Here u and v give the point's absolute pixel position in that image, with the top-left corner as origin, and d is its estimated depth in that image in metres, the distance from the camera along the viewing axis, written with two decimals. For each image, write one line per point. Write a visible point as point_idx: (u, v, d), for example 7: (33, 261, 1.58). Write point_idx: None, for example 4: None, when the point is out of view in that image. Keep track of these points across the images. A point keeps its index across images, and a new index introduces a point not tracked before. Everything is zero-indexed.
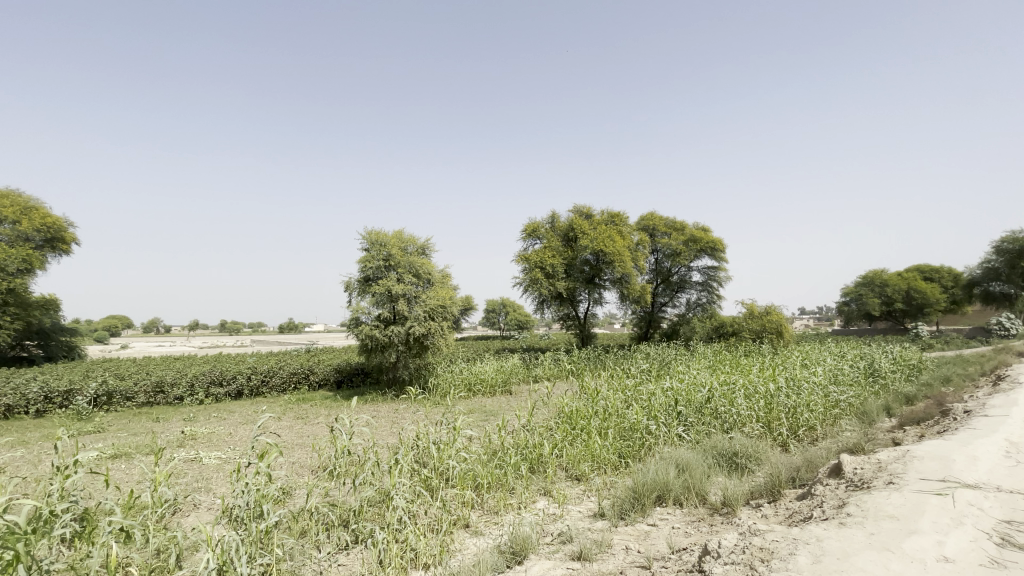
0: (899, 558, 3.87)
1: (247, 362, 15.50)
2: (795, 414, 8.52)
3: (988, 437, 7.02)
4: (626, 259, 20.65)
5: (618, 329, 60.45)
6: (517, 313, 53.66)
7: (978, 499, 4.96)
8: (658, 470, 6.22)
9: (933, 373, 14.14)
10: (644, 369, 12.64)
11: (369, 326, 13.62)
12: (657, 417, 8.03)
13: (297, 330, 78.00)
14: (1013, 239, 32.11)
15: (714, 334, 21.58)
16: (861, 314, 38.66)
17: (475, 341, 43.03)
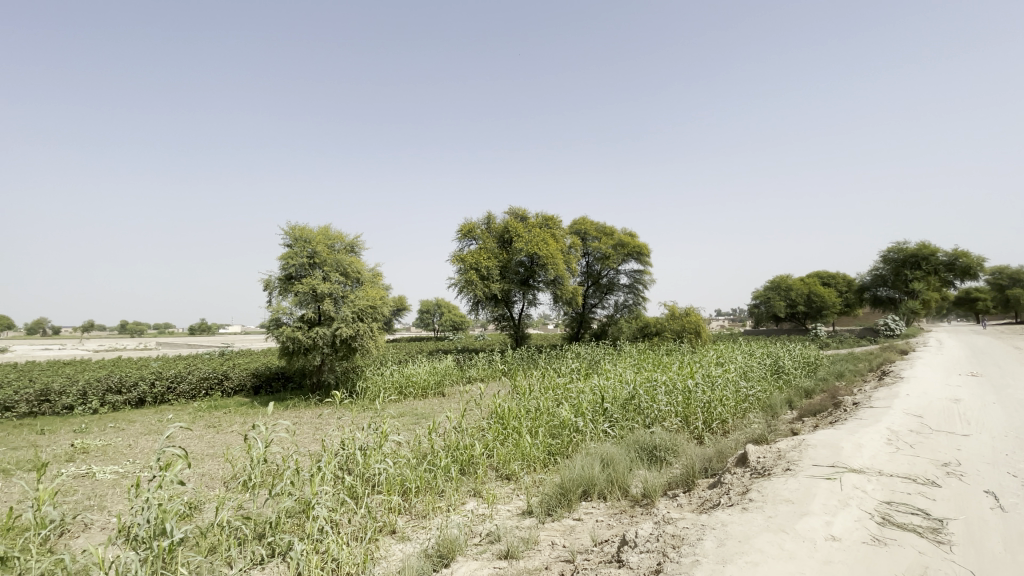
0: (791, 538, 4.14)
1: (152, 367, 14.09)
2: (710, 409, 8.98)
3: (871, 426, 7.73)
4: (559, 262, 20.89)
5: (552, 330, 61.66)
6: (452, 314, 53.07)
7: (861, 480, 5.41)
8: (583, 466, 6.29)
9: (829, 370, 15.62)
10: (575, 368, 12.82)
11: (291, 327, 12.74)
12: (585, 414, 8.13)
13: (211, 332, 72.46)
14: (899, 250, 36.39)
15: (640, 335, 22.40)
16: (769, 316, 41.98)
17: (407, 343, 42.08)
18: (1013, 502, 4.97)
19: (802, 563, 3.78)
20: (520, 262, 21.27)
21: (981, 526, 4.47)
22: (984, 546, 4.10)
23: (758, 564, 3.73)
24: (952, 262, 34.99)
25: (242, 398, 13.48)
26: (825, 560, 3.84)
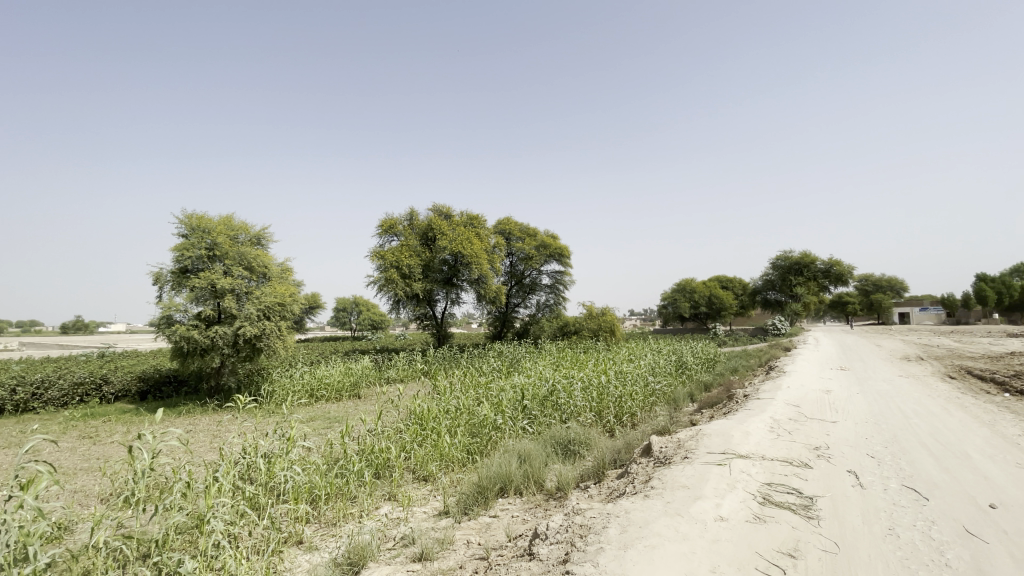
0: (686, 521, 4.40)
1: (12, 371, 12.13)
2: (621, 404, 9.41)
3: (758, 415, 8.49)
4: (484, 261, 20.83)
5: (475, 329, 61.66)
6: (370, 312, 51.16)
7: (747, 465, 5.88)
8: (500, 463, 6.27)
9: (725, 365, 17.03)
10: (496, 368, 12.81)
11: (186, 326, 11.57)
12: (505, 412, 8.11)
13: (88, 330, 63.90)
14: (785, 257, 40.48)
15: (560, 334, 22.90)
16: (676, 316, 44.94)
17: (322, 343, 39.92)
18: (870, 480, 5.60)
19: (694, 543, 4.02)
20: (444, 260, 20.84)
21: (844, 501, 4.98)
22: (847, 520, 4.57)
23: (655, 546, 3.92)
24: (828, 269, 39.55)
25: (126, 404, 12.02)
26: (714, 539, 4.12)
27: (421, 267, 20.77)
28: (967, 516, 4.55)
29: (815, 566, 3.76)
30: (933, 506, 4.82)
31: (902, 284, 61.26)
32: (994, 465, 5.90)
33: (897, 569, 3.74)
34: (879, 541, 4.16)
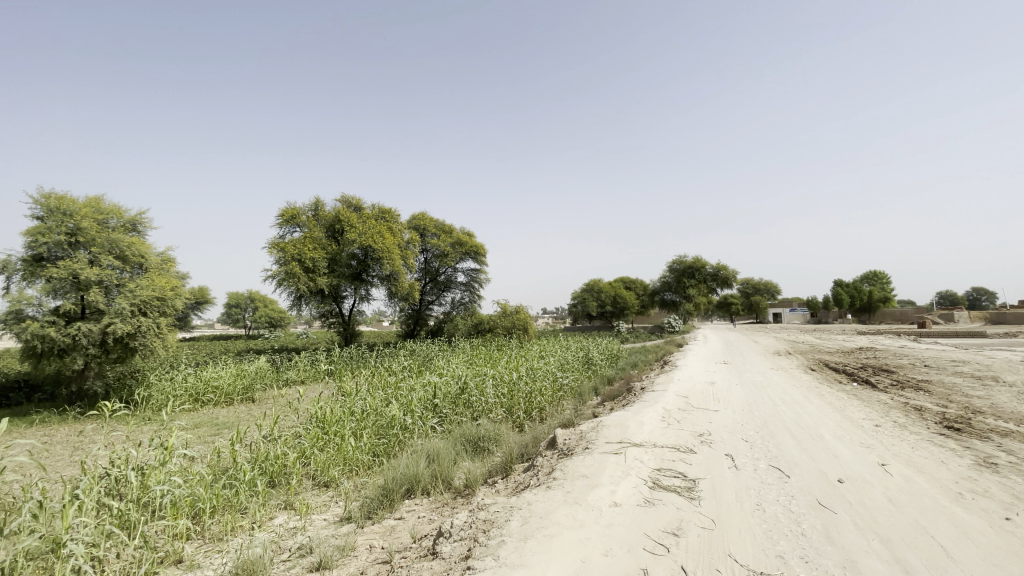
0: (584, 508, 4.57)
1: None
2: (530, 399, 9.59)
3: (652, 407, 9.11)
4: (395, 256, 19.85)
5: (386, 327, 59.69)
6: (269, 309, 47.45)
7: (640, 452, 6.26)
8: (408, 463, 6.00)
9: (627, 361, 18.11)
10: (407, 367, 12.39)
11: (39, 324, 9.83)
12: (414, 411, 7.77)
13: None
14: (681, 261, 43.73)
15: (474, 332, 22.77)
16: (585, 315, 46.87)
17: (213, 342, 36.30)
18: (744, 462, 6.16)
19: (589, 529, 4.14)
20: (353, 255, 19.72)
21: (721, 482, 5.42)
22: (723, 498, 4.96)
23: (555, 534, 4.00)
24: (716, 273, 43.47)
25: None
26: (608, 523, 4.29)
27: (327, 261, 19.46)
28: (818, 489, 5.11)
29: (694, 542, 4.00)
30: (792, 482, 5.38)
31: (776, 288, 69.20)
32: (840, 445, 6.76)
33: (762, 539, 4.02)
34: (748, 516, 4.52)
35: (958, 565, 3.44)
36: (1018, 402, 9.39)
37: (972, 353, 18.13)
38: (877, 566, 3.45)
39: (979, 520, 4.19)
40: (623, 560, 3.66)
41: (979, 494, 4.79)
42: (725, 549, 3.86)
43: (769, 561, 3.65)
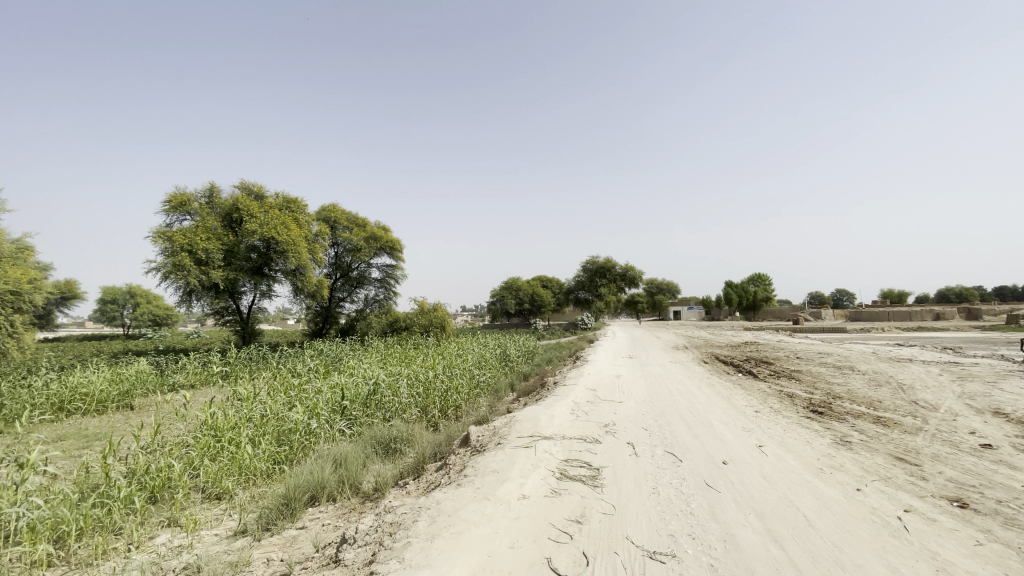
0: (493, 503, 4.53)
1: None
2: (446, 397, 9.32)
3: (563, 400, 9.33)
4: (302, 250, 18.35)
5: (291, 325, 55.88)
6: (151, 306, 42.17)
7: (549, 445, 6.38)
8: (312, 469, 5.45)
9: (542, 357, 18.50)
10: (314, 367, 11.43)
11: None
12: (321, 414, 7.09)
13: None
14: (593, 262, 45.58)
15: (389, 330, 21.87)
16: (502, 312, 47.16)
17: (81, 342, 31.55)
18: (643, 449, 6.52)
19: (497, 524, 4.10)
20: (254, 247, 17.84)
21: (622, 469, 5.67)
22: (623, 484, 5.19)
23: (462, 532, 3.91)
24: (625, 274, 45.88)
25: None
26: (515, 516, 4.28)
27: (222, 253, 17.36)
28: (706, 471, 5.52)
29: (595, 528, 4.11)
30: (684, 466, 5.77)
31: (677, 288, 74.60)
32: (727, 430, 7.39)
33: (656, 521, 4.23)
34: (645, 500, 4.75)
35: (817, 531, 3.84)
36: (867, 388, 10.91)
37: (833, 347, 20.82)
38: (753, 537, 3.76)
39: (834, 490, 4.75)
40: (528, 550, 3.63)
41: (836, 468, 5.44)
42: (623, 533, 4.00)
43: (661, 540, 3.84)
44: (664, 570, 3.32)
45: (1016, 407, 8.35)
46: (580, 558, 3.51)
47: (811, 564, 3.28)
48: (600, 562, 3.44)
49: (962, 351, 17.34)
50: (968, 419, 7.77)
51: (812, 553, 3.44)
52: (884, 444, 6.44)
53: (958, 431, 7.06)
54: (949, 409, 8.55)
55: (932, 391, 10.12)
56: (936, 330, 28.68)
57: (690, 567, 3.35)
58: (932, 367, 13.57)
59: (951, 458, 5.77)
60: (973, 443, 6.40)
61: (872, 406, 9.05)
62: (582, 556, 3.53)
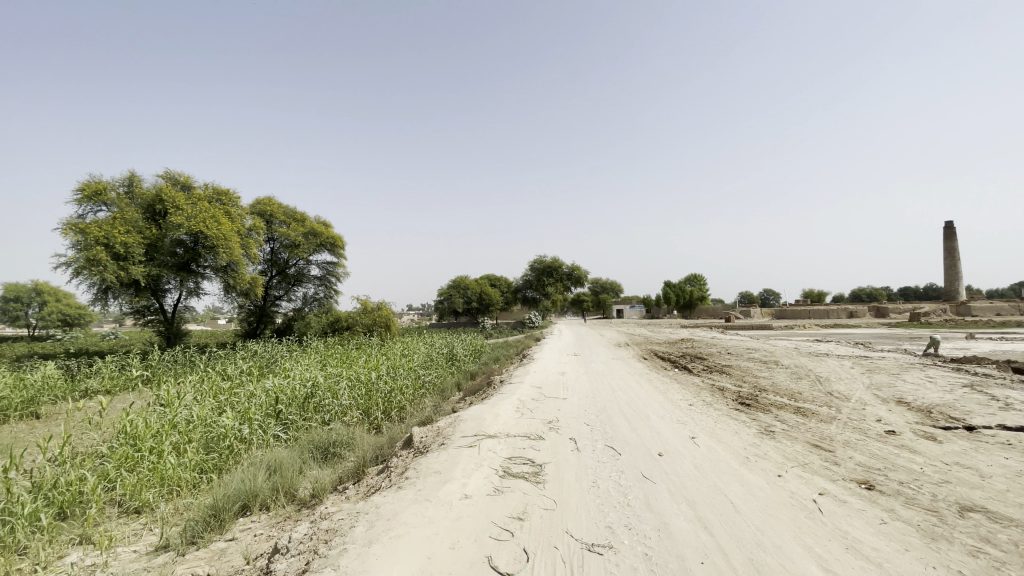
0: (433, 504, 4.35)
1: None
2: (389, 399, 8.80)
3: (508, 399, 9.21)
4: (235, 245, 17.19)
5: (222, 325, 52.41)
6: (59, 305, 38.14)
7: (493, 443, 6.27)
8: (244, 476, 4.84)
9: (490, 356, 18.42)
10: (246, 369, 10.36)
11: None
12: (253, 419, 6.36)
13: None
14: (541, 261, 45.98)
15: (329, 330, 20.72)
16: (450, 311, 46.52)
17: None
18: (585, 444, 6.59)
19: (438, 524, 3.92)
20: (180, 241, 16.14)
21: (564, 465, 5.69)
22: (565, 480, 5.19)
23: (400, 535, 3.65)
24: (571, 273, 46.63)
25: None
26: (457, 516, 4.11)
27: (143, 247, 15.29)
28: (643, 463, 5.65)
29: (537, 524, 4.04)
30: (622, 459, 5.87)
31: (620, 287, 76.74)
32: (663, 423, 7.62)
33: (595, 513, 4.25)
34: (585, 494, 4.77)
35: (742, 516, 4.00)
36: (790, 381, 11.65)
37: (760, 343, 22.16)
38: (685, 525, 3.86)
39: (759, 477, 4.99)
40: (469, 550, 3.45)
41: (760, 457, 5.74)
42: (563, 527, 3.98)
43: (599, 533, 3.85)
44: (602, 562, 3.30)
45: (915, 396, 9.21)
46: (521, 555, 3.41)
47: (736, 548, 3.39)
48: (540, 558, 3.37)
49: (870, 346, 18.99)
50: (876, 407, 8.46)
51: (738, 538, 3.57)
52: (804, 433, 6.88)
53: (866, 419, 7.67)
54: (859, 399, 9.28)
55: (846, 383, 10.97)
56: (849, 328, 31.22)
57: (626, 557, 3.36)
58: (846, 360, 14.74)
59: (860, 443, 6.26)
60: (879, 429, 6.97)
61: (794, 398, 9.66)
62: (522, 553, 3.44)
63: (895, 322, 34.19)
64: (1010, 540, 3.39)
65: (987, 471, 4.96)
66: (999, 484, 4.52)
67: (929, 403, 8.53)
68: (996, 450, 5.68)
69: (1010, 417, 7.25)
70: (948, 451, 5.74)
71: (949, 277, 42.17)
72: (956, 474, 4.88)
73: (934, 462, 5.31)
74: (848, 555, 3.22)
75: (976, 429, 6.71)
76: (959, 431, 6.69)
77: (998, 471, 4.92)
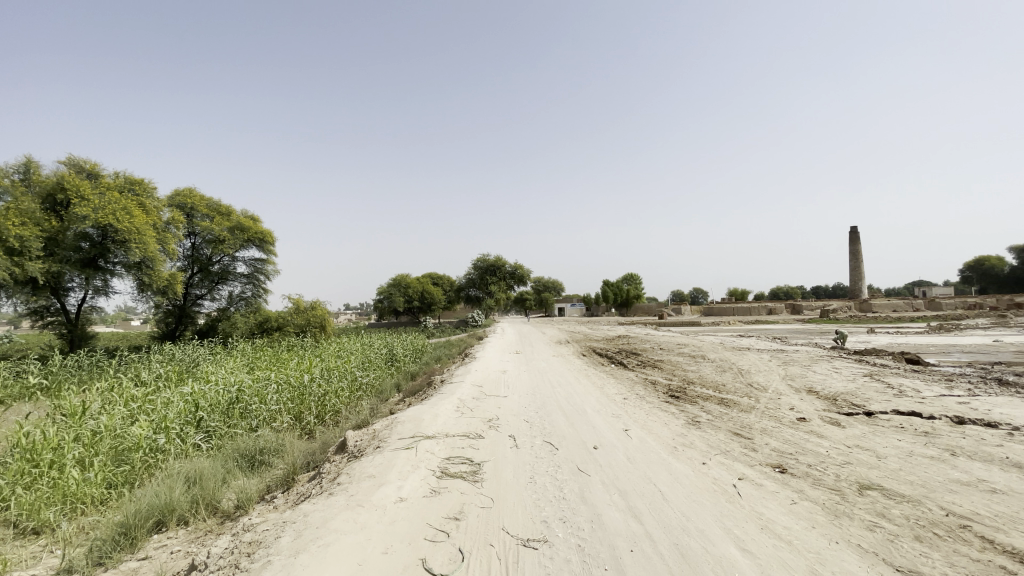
0: (366, 509, 3.92)
1: None
2: (323, 402, 7.82)
3: (447, 399, 8.86)
4: (149, 241, 14.77)
5: (134, 327, 47.63)
6: None
7: (431, 444, 5.89)
8: (157, 489, 3.98)
9: (430, 355, 17.99)
10: (162, 374, 8.91)
11: None
12: (170, 426, 5.28)
13: None
14: (484, 260, 45.71)
15: (258, 331, 19.10)
16: (390, 311, 44.96)
17: None
18: (524, 441, 6.42)
19: (370, 530, 3.53)
20: (84, 234, 13.76)
21: (504, 463, 5.47)
22: (504, 476, 4.99)
23: (330, 543, 3.26)
24: (514, 272, 46.71)
25: None
26: (391, 520, 3.74)
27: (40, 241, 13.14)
28: (578, 457, 5.66)
29: (474, 523, 3.77)
30: (559, 454, 5.84)
31: (560, 286, 77.94)
32: (599, 417, 7.71)
33: (531, 508, 4.12)
34: (522, 489, 4.62)
35: (670, 504, 4.11)
36: (715, 374, 12.29)
37: (688, 338, 23.29)
38: (616, 515, 3.87)
39: (686, 466, 5.16)
40: (404, 554, 3.16)
41: (687, 446, 5.97)
42: (499, 523, 3.78)
43: (534, 527, 3.71)
44: (537, 556, 3.19)
45: (822, 385, 10.01)
46: (456, 554, 3.19)
47: (663, 534, 3.46)
48: (476, 556, 3.17)
49: (785, 341, 20.52)
50: (790, 396, 9.09)
51: (665, 524, 3.66)
52: (726, 423, 7.24)
53: (781, 407, 8.21)
54: (775, 389, 9.93)
55: (764, 375, 11.74)
56: (768, 324, 33.49)
57: (560, 549, 3.28)
58: (765, 354, 15.77)
59: (774, 430, 6.67)
60: (791, 417, 7.48)
61: (718, 389, 10.18)
62: (458, 552, 3.22)
63: (808, 318, 37.13)
64: (901, 514, 3.70)
65: (882, 451, 5.44)
66: (891, 463, 4.96)
67: (835, 392, 9.29)
68: (890, 433, 6.25)
69: (901, 402, 8.03)
70: (850, 435, 6.24)
71: (853, 277, 46.44)
72: (856, 456, 5.31)
73: (837, 446, 5.76)
74: (763, 535, 3.37)
75: (874, 415, 7.37)
76: (859, 416, 7.31)
77: (892, 451, 5.40)
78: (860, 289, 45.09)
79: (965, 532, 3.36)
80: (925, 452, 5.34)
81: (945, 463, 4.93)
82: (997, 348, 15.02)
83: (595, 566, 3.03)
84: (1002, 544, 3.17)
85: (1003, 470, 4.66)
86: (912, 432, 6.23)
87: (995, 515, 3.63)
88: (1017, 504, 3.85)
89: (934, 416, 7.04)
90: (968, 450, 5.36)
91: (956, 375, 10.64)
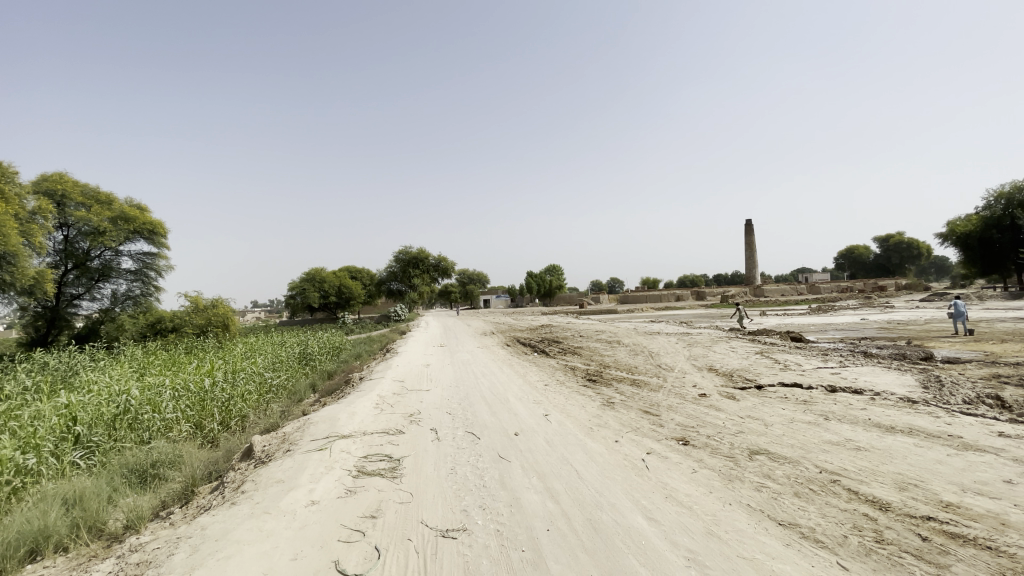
0: (274, 516, 3.39)
1: None
2: (227, 407, 6.81)
3: (367, 396, 8.37)
4: (9, 230, 11.84)
5: None
6: None
7: (348, 444, 5.24)
8: (27, 515, 3.24)
9: (349, 352, 17.12)
10: (29, 387, 7.40)
11: None
12: (41, 444, 4.37)
13: None
14: (405, 251, 44.10)
15: (150, 333, 16.95)
16: (304, 307, 42.01)
17: None
18: (446, 433, 5.91)
19: (278, 537, 3.06)
20: None
21: (425, 456, 4.90)
22: (423, 470, 4.45)
23: (231, 556, 2.81)
24: (438, 264, 45.51)
25: None
26: (301, 525, 3.26)
27: None
28: (499, 445, 5.32)
29: (392, 519, 3.37)
30: (481, 443, 5.44)
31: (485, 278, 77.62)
32: (520, 404, 7.68)
33: (451, 498, 3.77)
34: (443, 481, 4.15)
35: (585, 481, 4.06)
36: (628, 358, 12.85)
37: (604, 325, 24.25)
38: (535, 498, 3.72)
39: (600, 445, 5.25)
40: (315, 559, 2.80)
41: (601, 426, 6.12)
42: (418, 517, 3.40)
43: (454, 517, 3.41)
44: (457, 548, 2.94)
45: (721, 363, 10.81)
46: (372, 552, 2.90)
47: (577, 511, 3.43)
48: (392, 552, 2.90)
49: (690, 324, 22.04)
50: (694, 375, 9.73)
51: (581, 501, 3.61)
52: (637, 402, 7.57)
53: (685, 385, 8.76)
54: (681, 368, 10.60)
55: (671, 356, 12.47)
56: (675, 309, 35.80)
57: (479, 537, 3.08)
58: (672, 337, 16.76)
59: (680, 406, 7.08)
60: (694, 393, 8.01)
61: (631, 372, 10.63)
62: (373, 549, 2.93)
63: (711, 303, 39.97)
64: (784, 474, 4.06)
65: (769, 420, 5.95)
66: (776, 430, 5.45)
67: (731, 368, 10.08)
68: (776, 403, 6.88)
69: (786, 376, 8.87)
70: (743, 407, 6.77)
71: (748, 266, 50.67)
72: (747, 425, 5.77)
73: (732, 418, 6.21)
74: (668, 503, 3.52)
75: (763, 387, 8.08)
76: (751, 390, 7.98)
77: (776, 420, 5.93)
78: (753, 276, 49.46)
79: (834, 486, 3.75)
80: (804, 418, 5.92)
81: (820, 427, 5.50)
82: (861, 326, 17.09)
83: (513, 549, 2.91)
84: (864, 494, 3.58)
85: (865, 430, 5.28)
86: (794, 401, 6.91)
87: (859, 470, 4.09)
88: (876, 458, 4.36)
89: (812, 386, 7.87)
90: (838, 414, 6.03)
91: (830, 349, 12.01)
